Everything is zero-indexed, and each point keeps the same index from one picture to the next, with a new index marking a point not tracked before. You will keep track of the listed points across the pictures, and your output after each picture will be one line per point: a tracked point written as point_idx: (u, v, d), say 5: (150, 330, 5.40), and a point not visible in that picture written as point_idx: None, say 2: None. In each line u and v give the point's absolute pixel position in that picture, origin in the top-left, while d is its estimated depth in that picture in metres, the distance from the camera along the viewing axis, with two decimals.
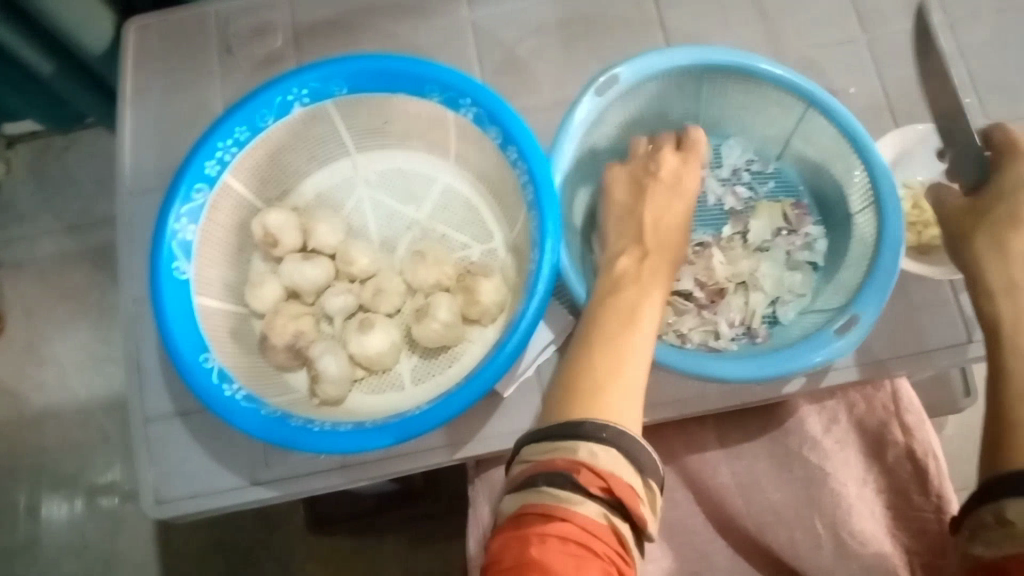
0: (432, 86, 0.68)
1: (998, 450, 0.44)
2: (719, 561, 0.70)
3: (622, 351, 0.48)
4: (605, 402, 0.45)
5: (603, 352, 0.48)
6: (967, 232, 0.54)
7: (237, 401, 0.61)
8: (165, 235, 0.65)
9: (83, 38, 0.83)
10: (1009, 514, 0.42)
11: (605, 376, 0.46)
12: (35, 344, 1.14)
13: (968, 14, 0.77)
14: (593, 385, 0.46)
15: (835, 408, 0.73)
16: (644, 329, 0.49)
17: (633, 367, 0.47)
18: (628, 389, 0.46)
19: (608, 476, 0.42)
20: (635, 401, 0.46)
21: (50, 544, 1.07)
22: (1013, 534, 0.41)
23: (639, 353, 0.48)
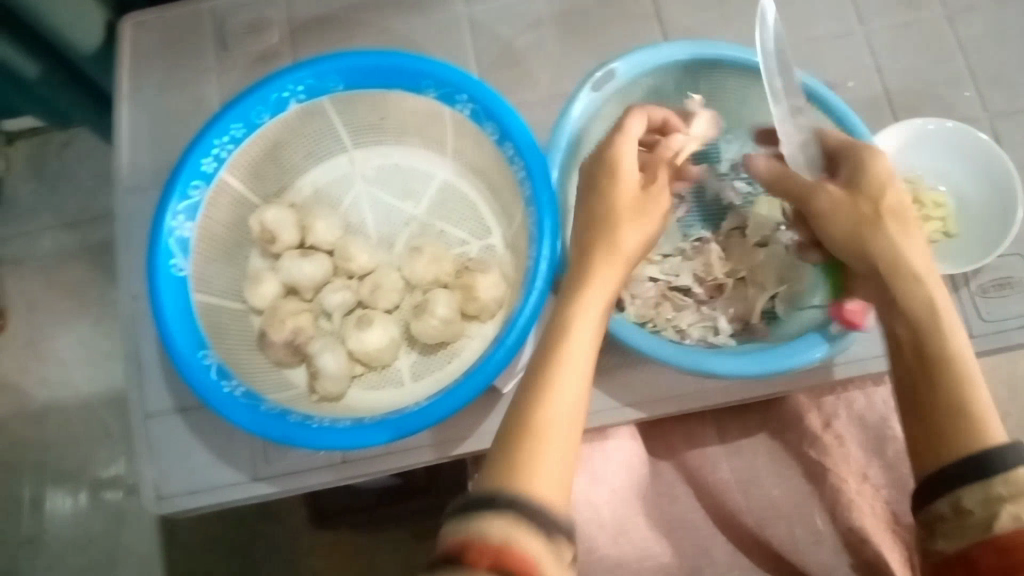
0: (428, 82, 0.68)
1: (935, 438, 0.44)
2: (719, 555, 0.69)
3: (556, 389, 0.44)
4: (534, 466, 0.41)
5: (537, 397, 0.43)
6: (871, 218, 0.52)
7: (236, 398, 0.61)
8: (162, 232, 0.65)
9: (75, 40, 0.83)
10: (967, 504, 0.42)
11: (540, 427, 0.42)
12: (36, 340, 1.14)
13: (968, 6, 0.77)
14: (522, 439, 0.42)
15: (835, 404, 0.73)
16: (578, 331, 0.46)
17: (567, 412, 0.43)
18: (562, 442, 0.42)
19: (501, 546, 0.36)
20: (568, 460, 0.42)
21: (54, 539, 1.08)
22: (969, 525, 0.42)
23: (577, 392, 0.44)
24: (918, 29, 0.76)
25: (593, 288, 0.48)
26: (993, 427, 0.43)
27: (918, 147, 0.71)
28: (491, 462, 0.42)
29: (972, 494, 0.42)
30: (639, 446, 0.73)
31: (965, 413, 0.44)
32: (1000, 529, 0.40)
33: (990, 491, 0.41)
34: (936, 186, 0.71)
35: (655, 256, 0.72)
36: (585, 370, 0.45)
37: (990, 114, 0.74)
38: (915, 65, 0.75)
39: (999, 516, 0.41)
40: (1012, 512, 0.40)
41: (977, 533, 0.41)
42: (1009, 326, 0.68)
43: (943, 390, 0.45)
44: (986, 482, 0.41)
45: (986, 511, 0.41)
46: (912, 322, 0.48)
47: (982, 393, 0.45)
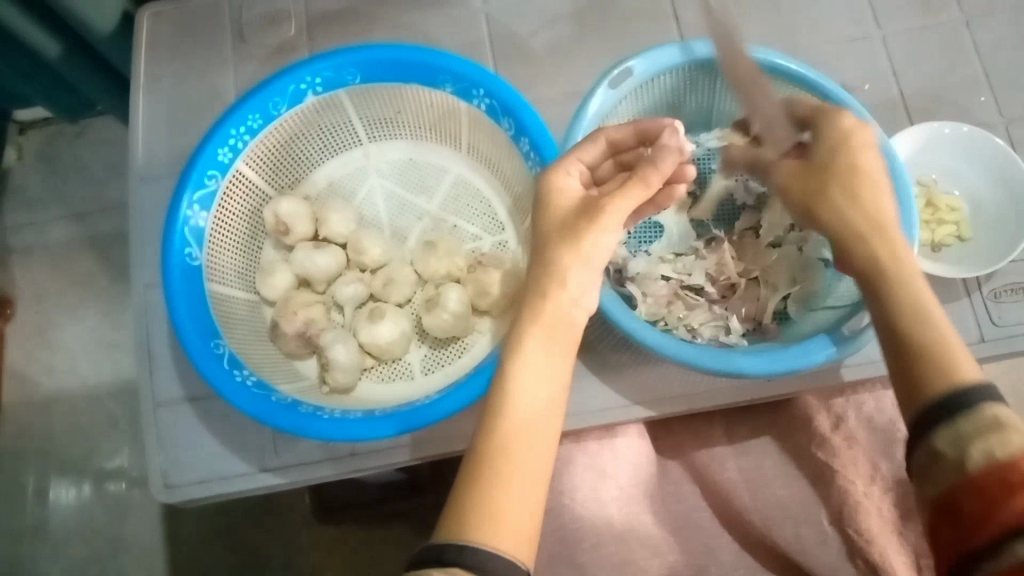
0: (446, 76, 0.68)
1: (913, 379, 0.45)
2: (725, 555, 0.69)
3: (506, 438, 0.45)
4: (494, 516, 0.42)
5: (491, 446, 0.45)
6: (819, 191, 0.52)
7: (246, 387, 0.61)
8: (177, 221, 0.66)
9: (91, 19, 0.83)
10: (939, 446, 0.42)
11: (496, 472, 0.44)
12: (44, 329, 1.14)
13: (985, 12, 0.77)
14: (480, 487, 0.43)
15: (844, 407, 0.72)
16: (533, 343, 0.47)
17: (523, 456, 0.44)
18: (522, 486, 0.44)
19: None
20: (529, 505, 0.44)
21: (56, 528, 1.08)
22: (944, 467, 0.41)
23: (535, 433, 0.45)
24: (934, 34, 0.76)
25: (536, 328, 0.47)
26: (970, 366, 0.44)
27: (936, 150, 0.71)
28: (451, 508, 0.44)
29: (942, 433, 0.42)
30: (647, 445, 0.73)
31: (936, 355, 0.45)
32: (973, 467, 0.40)
33: (959, 429, 0.41)
34: (949, 191, 0.71)
35: (668, 256, 0.72)
36: (540, 408, 0.46)
37: (1005, 120, 0.74)
38: (931, 69, 0.75)
39: (971, 454, 0.40)
40: (983, 449, 0.40)
41: (951, 474, 0.41)
42: (1021, 331, 0.67)
43: (913, 338, 0.46)
44: (953, 420, 0.42)
45: (957, 451, 0.41)
46: (871, 276, 0.50)
47: (951, 337, 0.46)
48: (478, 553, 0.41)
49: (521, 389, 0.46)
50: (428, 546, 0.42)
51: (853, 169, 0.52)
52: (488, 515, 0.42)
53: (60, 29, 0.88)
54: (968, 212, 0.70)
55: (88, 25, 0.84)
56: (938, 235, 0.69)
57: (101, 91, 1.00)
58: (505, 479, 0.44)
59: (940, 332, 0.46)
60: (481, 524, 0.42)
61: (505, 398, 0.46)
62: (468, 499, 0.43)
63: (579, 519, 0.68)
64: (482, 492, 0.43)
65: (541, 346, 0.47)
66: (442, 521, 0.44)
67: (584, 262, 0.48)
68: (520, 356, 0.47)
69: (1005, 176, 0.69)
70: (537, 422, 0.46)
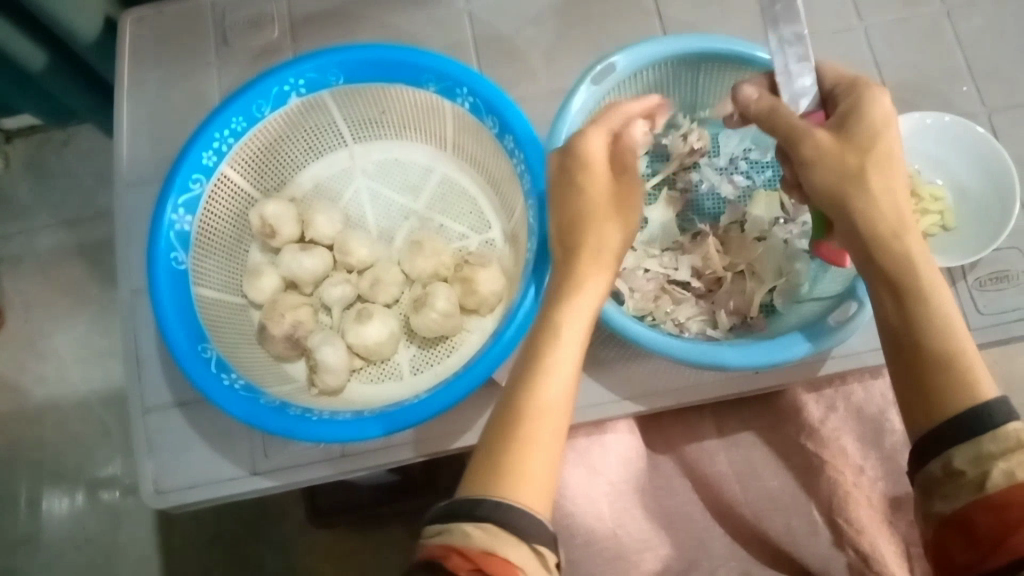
0: (429, 75, 0.68)
1: (934, 392, 0.45)
2: (715, 547, 0.70)
3: (541, 401, 0.45)
4: (523, 475, 0.43)
5: (524, 408, 0.45)
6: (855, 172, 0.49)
7: (235, 390, 0.61)
8: (162, 225, 0.65)
9: (75, 27, 0.82)
10: (958, 464, 0.43)
11: (527, 434, 0.44)
12: (34, 338, 1.14)
13: (966, 3, 0.77)
14: (512, 446, 0.44)
15: (833, 397, 0.71)
16: (574, 320, 0.48)
17: (555, 421, 0.45)
18: (544, 457, 0.44)
19: (484, 550, 0.39)
20: (553, 469, 0.44)
21: (50, 538, 1.07)
22: (962, 484, 0.42)
23: (564, 408, 0.46)
24: (916, 26, 0.77)
25: (580, 297, 0.49)
26: (987, 379, 0.45)
27: (920, 141, 0.71)
28: (478, 464, 0.44)
29: (963, 452, 0.43)
30: (637, 440, 0.73)
31: (960, 367, 0.45)
32: (992, 486, 0.41)
33: (981, 448, 0.42)
34: (932, 180, 0.72)
35: (654, 249, 0.72)
36: (570, 381, 0.47)
37: (988, 110, 0.74)
38: (913, 61, 0.76)
39: (992, 474, 0.42)
40: (1004, 468, 0.41)
41: (971, 492, 0.42)
42: (1008, 318, 0.68)
43: (934, 347, 0.45)
44: (977, 440, 0.42)
45: (978, 469, 0.42)
46: (890, 278, 0.47)
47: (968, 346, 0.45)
48: (511, 511, 0.41)
49: (560, 357, 0.47)
50: (457, 500, 0.42)
51: (888, 155, 0.49)
52: (519, 475, 0.43)
53: (44, 35, 0.87)
54: (952, 200, 0.71)
55: (70, 33, 0.83)
56: (923, 225, 0.69)
57: (86, 97, 1.00)
58: (532, 447, 0.44)
59: (961, 342, 0.45)
60: (512, 483, 0.42)
61: (541, 363, 0.46)
62: (498, 457, 0.44)
63: (571, 515, 0.67)
64: (513, 449, 0.44)
65: (579, 317, 0.48)
66: (468, 478, 0.44)
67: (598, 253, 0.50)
68: (563, 323, 0.48)
69: (987, 163, 0.69)
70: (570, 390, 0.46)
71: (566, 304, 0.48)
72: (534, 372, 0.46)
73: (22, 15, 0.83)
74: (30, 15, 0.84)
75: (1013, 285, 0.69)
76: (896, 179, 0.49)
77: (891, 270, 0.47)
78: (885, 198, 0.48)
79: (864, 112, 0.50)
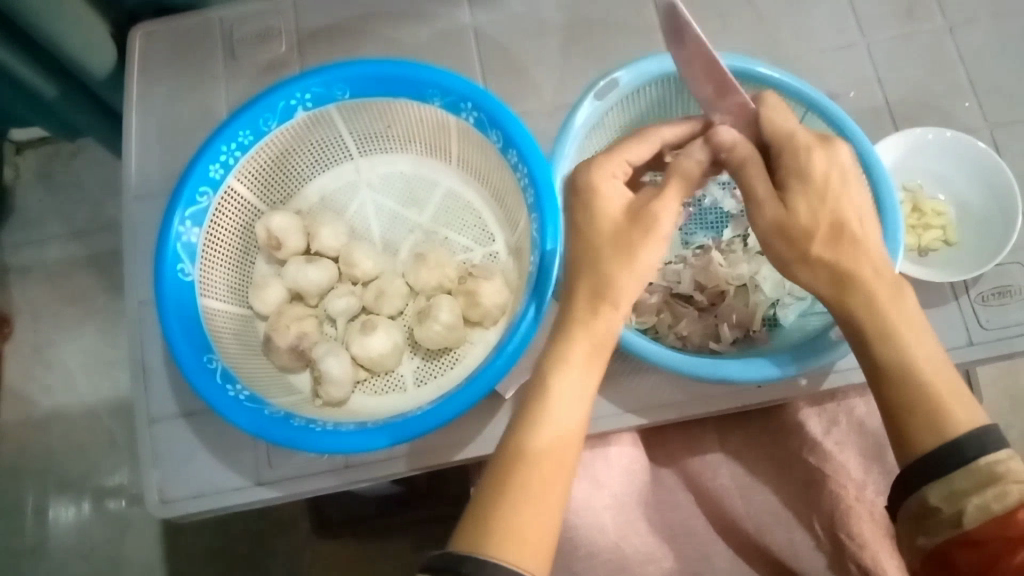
0: (434, 90, 0.69)
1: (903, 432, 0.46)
2: (719, 562, 0.71)
3: (539, 454, 0.45)
4: (518, 529, 0.43)
5: (520, 463, 0.45)
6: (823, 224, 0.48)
7: (240, 401, 0.61)
8: (169, 237, 0.66)
9: (88, 61, 0.84)
10: (934, 502, 0.45)
11: (526, 488, 0.44)
12: (43, 348, 1.15)
13: (968, 18, 0.78)
14: (506, 501, 0.44)
15: (836, 411, 0.71)
16: (576, 362, 0.47)
17: (554, 471, 0.45)
18: (544, 507, 0.44)
19: None
20: (552, 520, 0.44)
21: (56, 547, 1.08)
22: (940, 521, 0.45)
23: (566, 454, 0.46)
24: (917, 41, 0.77)
25: (581, 341, 0.47)
26: (962, 411, 0.45)
27: (922, 154, 0.72)
28: (471, 513, 0.45)
29: (938, 490, 0.44)
30: (641, 453, 0.73)
31: (930, 406, 0.45)
32: (969, 523, 0.44)
33: (954, 485, 0.44)
34: (935, 195, 0.72)
35: (657, 263, 0.72)
36: (574, 426, 0.46)
37: (990, 125, 0.75)
38: (915, 76, 0.76)
39: (967, 511, 0.44)
40: (979, 503, 0.44)
41: (950, 528, 0.44)
42: (1010, 333, 0.68)
43: (898, 389, 0.46)
44: (948, 478, 0.44)
45: (953, 507, 0.44)
46: (849, 323, 0.47)
47: (938, 379, 0.46)
48: (498, 570, 0.41)
49: (558, 406, 0.46)
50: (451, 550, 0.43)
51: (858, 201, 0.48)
52: (509, 534, 0.43)
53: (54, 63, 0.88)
54: (955, 215, 0.71)
55: (85, 68, 0.85)
56: (925, 240, 0.70)
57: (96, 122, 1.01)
58: (532, 498, 0.44)
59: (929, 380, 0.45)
60: (504, 541, 0.42)
61: (540, 413, 0.46)
62: (491, 512, 0.44)
63: (574, 528, 0.67)
64: (508, 501, 0.44)
65: (573, 362, 0.47)
66: (461, 528, 0.44)
67: (616, 278, 0.48)
68: (561, 368, 0.47)
69: (989, 179, 0.69)
70: (569, 441, 0.46)
71: (569, 344, 0.47)
72: (532, 424, 0.46)
73: (30, 47, 0.84)
74: (38, 48, 0.84)
75: (1016, 300, 0.69)
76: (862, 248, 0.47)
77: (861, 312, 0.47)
78: (830, 270, 0.47)
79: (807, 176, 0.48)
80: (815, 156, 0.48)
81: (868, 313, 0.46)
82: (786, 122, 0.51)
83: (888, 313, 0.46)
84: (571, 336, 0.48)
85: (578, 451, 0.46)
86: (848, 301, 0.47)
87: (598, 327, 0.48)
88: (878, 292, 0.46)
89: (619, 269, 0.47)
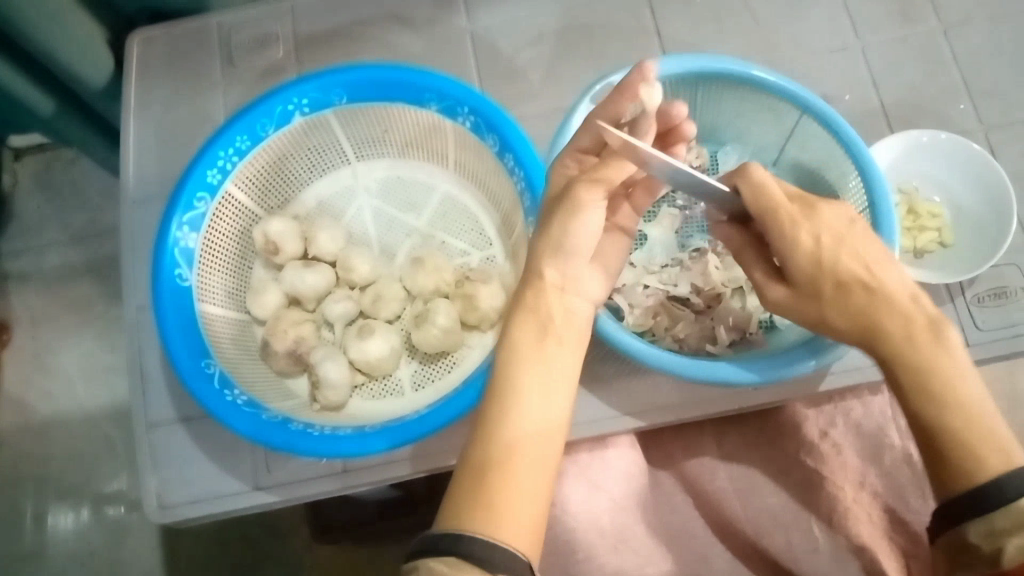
0: (431, 95, 0.69)
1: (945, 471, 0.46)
2: (718, 564, 0.70)
3: (512, 428, 0.45)
4: (494, 506, 0.42)
5: (494, 439, 0.45)
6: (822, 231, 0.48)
7: (238, 406, 0.62)
8: (167, 242, 0.66)
9: (85, 72, 0.84)
10: (973, 539, 0.44)
11: (500, 463, 0.44)
12: (41, 354, 1.15)
13: (962, 21, 0.78)
14: (483, 479, 0.43)
15: (832, 413, 0.72)
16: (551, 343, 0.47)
17: (532, 450, 0.44)
18: (523, 485, 0.43)
19: None
20: (534, 495, 0.44)
21: (55, 554, 1.07)
22: (979, 559, 0.44)
23: (545, 435, 0.45)
24: (912, 43, 0.77)
25: (528, 318, 0.48)
26: (996, 459, 0.44)
27: (917, 157, 0.72)
28: (452, 496, 0.44)
29: (977, 526, 0.44)
30: (638, 456, 0.72)
31: (971, 447, 0.45)
32: (1008, 563, 0.43)
33: (993, 524, 0.43)
34: (930, 198, 0.72)
35: (654, 266, 0.73)
36: (553, 409, 0.46)
37: (985, 127, 0.75)
38: (910, 78, 0.76)
39: (1005, 551, 0.43)
40: (1017, 544, 0.42)
41: (986, 567, 0.43)
42: (1006, 335, 0.68)
43: (931, 437, 0.46)
44: (988, 516, 0.43)
45: (992, 545, 0.43)
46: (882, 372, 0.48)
47: (975, 430, 0.45)
48: (474, 542, 0.40)
49: (529, 380, 0.46)
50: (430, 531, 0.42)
51: None
52: (485, 509, 0.42)
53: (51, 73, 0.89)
54: (950, 217, 0.72)
55: (80, 80, 0.85)
56: (921, 242, 0.70)
57: (92, 137, 1.00)
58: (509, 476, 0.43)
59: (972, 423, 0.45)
60: (481, 515, 0.42)
61: (509, 388, 0.46)
62: (468, 491, 0.43)
63: (573, 531, 0.67)
64: (485, 481, 0.43)
65: (536, 336, 0.47)
66: (441, 512, 0.44)
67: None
68: (532, 351, 0.47)
69: (984, 180, 0.70)
70: (549, 423, 0.45)
71: (535, 325, 0.48)
72: (502, 401, 0.45)
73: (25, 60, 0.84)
74: (32, 60, 0.85)
75: (1012, 301, 0.69)
76: (871, 305, 0.47)
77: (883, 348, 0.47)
78: (850, 328, 0.48)
79: (793, 254, 0.49)
80: (799, 231, 0.49)
81: (897, 365, 0.47)
82: (775, 190, 0.50)
83: (921, 363, 0.46)
84: (537, 317, 0.48)
85: (559, 433, 0.46)
86: (875, 355, 0.48)
87: (557, 304, 0.49)
88: (910, 338, 0.46)
89: None
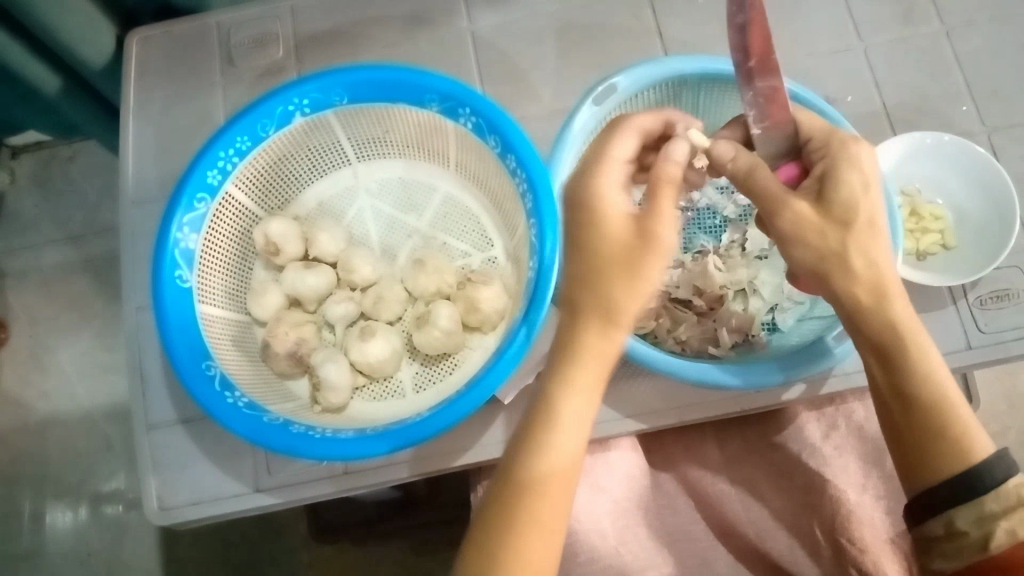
0: (432, 95, 0.69)
1: (927, 455, 0.49)
2: (720, 566, 0.70)
3: (544, 469, 0.47)
4: (522, 550, 0.45)
5: (523, 481, 0.46)
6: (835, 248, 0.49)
7: (239, 408, 0.61)
8: (167, 243, 0.66)
9: (86, 57, 0.84)
10: (961, 525, 0.47)
11: (524, 508, 0.46)
12: (38, 353, 1.14)
13: (965, 22, 0.78)
14: (512, 519, 0.46)
15: (834, 415, 0.72)
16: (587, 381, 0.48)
17: (558, 489, 0.47)
18: (552, 525, 0.46)
19: None
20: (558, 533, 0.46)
21: (52, 553, 1.07)
22: (966, 544, 0.47)
23: (570, 472, 0.47)
24: (915, 45, 0.77)
25: (574, 354, 0.48)
26: (979, 437, 0.49)
27: (917, 159, 0.72)
28: (476, 534, 0.46)
29: (966, 515, 0.47)
30: (640, 458, 0.73)
31: (955, 433, 0.49)
32: (996, 547, 0.46)
33: (983, 510, 0.47)
34: (932, 199, 0.72)
35: None
36: (575, 445, 0.48)
37: (987, 129, 0.75)
38: (912, 81, 0.76)
39: (995, 534, 0.46)
40: (1006, 528, 0.46)
41: (974, 552, 0.47)
42: (1008, 337, 0.68)
43: (927, 414, 0.49)
44: (979, 502, 0.47)
45: (981, 530, 0.47)
46: (879, 348, 0.50)
47: (960, 406, 0.49)
48: None
49: (561, 419, 0.47)
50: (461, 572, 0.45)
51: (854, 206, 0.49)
52: (509, 554, 0.45)
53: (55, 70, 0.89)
54: (952, 220, 0.71)
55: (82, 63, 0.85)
56: (923, 244, 0.70)
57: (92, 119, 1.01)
58: (536, 518, 0.46)
59: (954, 410, 0.49)
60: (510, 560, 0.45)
61: (540, 429, 0.47)
62: (493, 533, 0.46)
63: (574, 533, 0.67)
64: (514, 523, 0.45)
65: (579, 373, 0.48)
66: (465, 550, 0.47)
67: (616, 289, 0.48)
68: (564, 388, 0.47)
69: (985, 181, 0.70)
70: (571, 461, 0.47)
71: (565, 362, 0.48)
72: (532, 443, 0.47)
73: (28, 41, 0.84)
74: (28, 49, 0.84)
75: (1014, 304, 0.69)
76: (880, 247, 0.49)
77: (883, 334, 0.49)
78: (868, 274, 0.49)
79: (843, 187, 0.50)
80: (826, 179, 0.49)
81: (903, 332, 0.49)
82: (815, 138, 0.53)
83: (919, 340, 0.49)
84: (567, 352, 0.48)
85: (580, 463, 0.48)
86: (883, 314, 0.49)
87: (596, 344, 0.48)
88: (906, 319, 0.49)
89: (611, 279, 0.47)
